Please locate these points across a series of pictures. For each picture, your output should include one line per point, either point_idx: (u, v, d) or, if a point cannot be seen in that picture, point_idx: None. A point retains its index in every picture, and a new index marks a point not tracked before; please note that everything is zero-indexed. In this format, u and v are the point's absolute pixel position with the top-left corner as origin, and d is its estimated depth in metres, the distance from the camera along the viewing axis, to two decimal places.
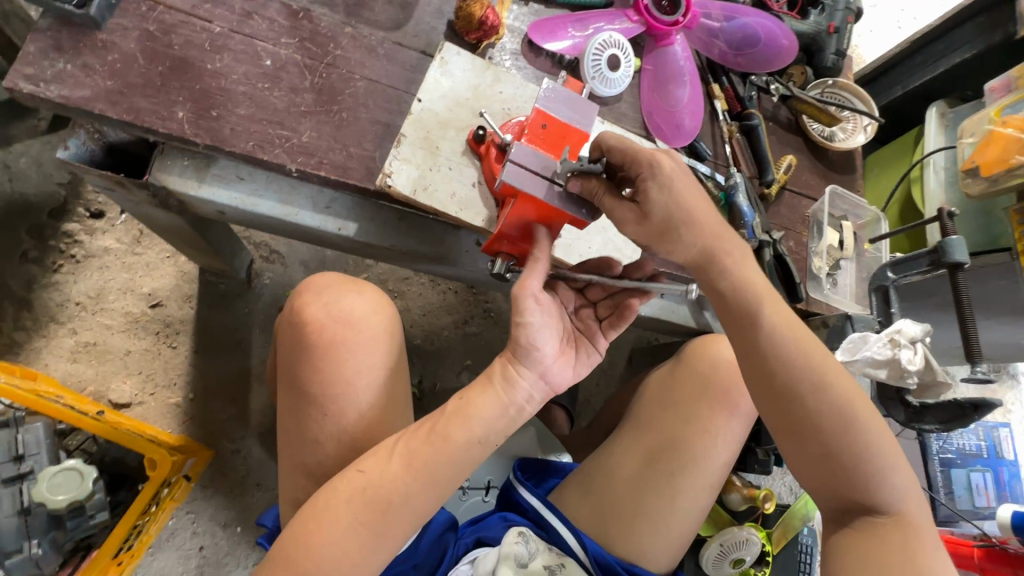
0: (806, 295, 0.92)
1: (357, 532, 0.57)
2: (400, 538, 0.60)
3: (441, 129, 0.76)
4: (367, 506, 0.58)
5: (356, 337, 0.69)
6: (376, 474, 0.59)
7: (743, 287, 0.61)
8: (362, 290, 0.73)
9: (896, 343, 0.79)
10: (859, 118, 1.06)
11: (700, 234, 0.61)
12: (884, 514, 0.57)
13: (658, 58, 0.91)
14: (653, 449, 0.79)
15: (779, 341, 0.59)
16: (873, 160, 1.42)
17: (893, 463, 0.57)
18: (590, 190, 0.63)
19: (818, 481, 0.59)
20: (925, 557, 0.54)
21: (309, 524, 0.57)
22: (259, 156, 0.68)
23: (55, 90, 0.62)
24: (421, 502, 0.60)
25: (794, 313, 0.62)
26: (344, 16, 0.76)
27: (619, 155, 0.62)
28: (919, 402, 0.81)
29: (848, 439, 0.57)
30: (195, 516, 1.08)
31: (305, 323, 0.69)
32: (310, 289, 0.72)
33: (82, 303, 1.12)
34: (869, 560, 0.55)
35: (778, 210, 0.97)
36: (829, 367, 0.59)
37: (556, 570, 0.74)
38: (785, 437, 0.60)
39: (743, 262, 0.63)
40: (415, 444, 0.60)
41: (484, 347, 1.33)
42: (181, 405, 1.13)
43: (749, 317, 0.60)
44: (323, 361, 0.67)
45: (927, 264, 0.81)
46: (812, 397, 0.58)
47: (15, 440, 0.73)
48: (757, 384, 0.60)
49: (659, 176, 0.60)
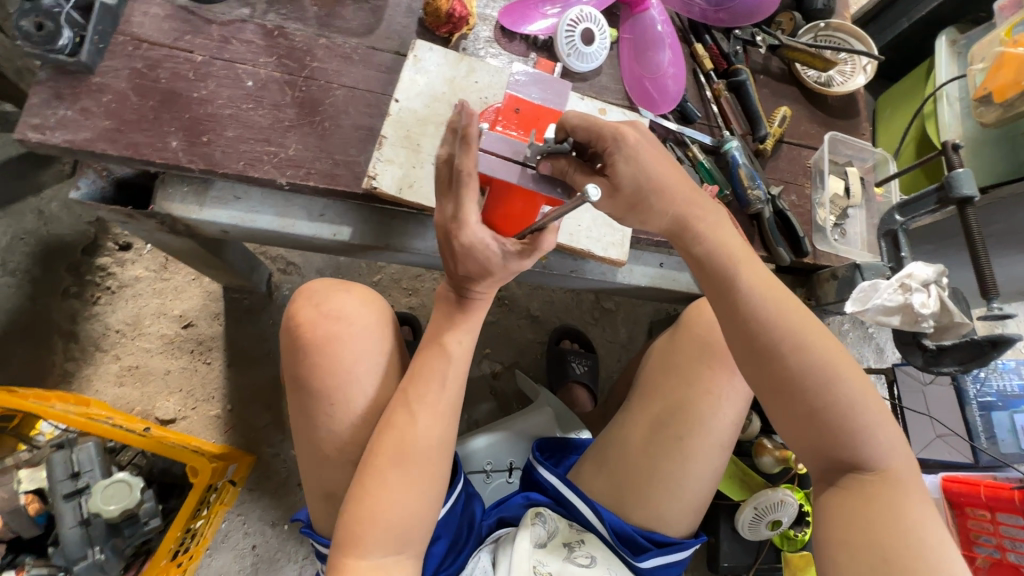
0: (812, 248, 0.90)
1: (411, 486, 0.62)
2: (441, 475, 0.65)
3: (421, 127, 0.78)
4: (413, 462, 0.63)
5: (346, 330, 0.73)
6: (408, 431, 0.63)
7: (719, 252, 0.62)
8: (351, 289, 0.78)
9: (907, 288, 0.76)
10: (857, 58, 1.01)
11: (669, 211, 0.63)
12: (869, 471, 0.56)
13: (635, 25, 0.90)
14: (659, 416, 0.80)
15: (758, 306, 0.59)
16: (884, 101, 1.36)
17: (877, 421, 0.56)
18: (561, 169, 0.64)
19: (803, 439, 0.58)
20: (911, 512, 0.53)
21: (375, 492, 0.61)
22: (251, 174, 0.71)
23: (60, 136, 0.67)
24: (448, 428, 0.66)
25: (773, 276, 0.61)
26: (317, 28, 0.79)
27: (584, 132, 0.62)
28: (936, 344, 0.79)
29: (830, 398, 0.56)
30: (245, 517, 1.16)
31: (298, 325, 0.73)
32: (302, 295, 0.76)
33: (122, 331, 1.20)
34: (855, 516, 0.55)
35: (777, 164, 0.94)
36: (808, 326, 0.58)
37: (576, 546, 0.77)
38: (769, 399, 0.59)
39: (719, 226, 0.64)
40: (420, 395, 0.65)
41: (501, 335, 1.40)
42: (221, 416, 1.20)
43: (728, 282, 0.60)
44: (319, 357, 0.71)
45: (935, 202, 0.78)
46: (793, 356, 0.57)
47: (71, 459, 0.80)
48: (739, 346, 0.60)
49: (625, 149, 0.61)
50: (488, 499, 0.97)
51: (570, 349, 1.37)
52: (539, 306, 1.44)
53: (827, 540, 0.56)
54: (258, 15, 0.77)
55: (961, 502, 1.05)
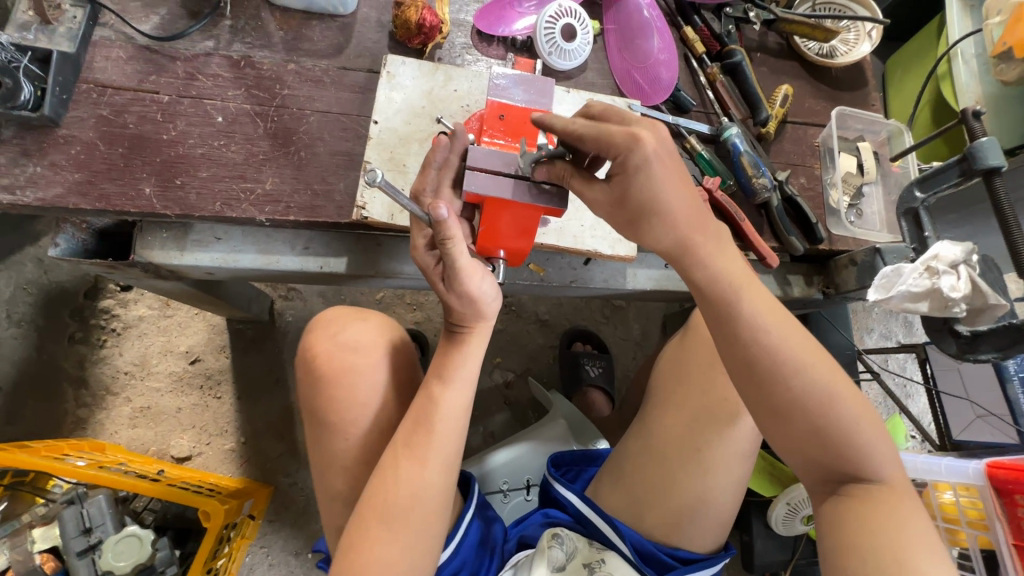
0: (826, 234, 0.85)
1: (395, 542, 0.59)
2: (436, 526, 0.62)
3: (404, 146, 0.74)
4: (398, 515, 0.60)
5: (364, 362, 0.70)
6: (390, 485, 0.61)
7: (719, 275, 0.57)
8: (367, 319, 0.75)
9: (934, 271, 0.71)
10: (861, 24, 0.94)
11: (666, 238, 0.58)
12: (875, 482, 0.54)
13: (620, 14, 0.85)
14: (667, 433, 0.76)
15: (761, 330, 0.55)
16: (895, 63, 1.28)
17: (877, 436, 0.54)
18: (557, 173, 0.60)
19: (808, 457, 0.56)
20: (921, 521, 0.52)
21: (363, 544, 0.59)
22: (228, 215, 0.69)
23: (31, 195, 0.65)
24: (436, 478, 0.62)
25: (773, 296, 0.58)
26: (285, 53, 0.76)
27: (592, 143, 0.56)
28: (971, 330, 0.73)
29: (833, 417, 0.53)
30: (268, 549, 1.15)
31: (315, 357, 0.71)
32: (318, 325, 0.74)
33: (130, 372, 1.20)
34: (866, 524, 0.52)
35: (782, 146, 0.89)
36: (808, 346, 0.55)
37: (596, 568, 0.73)
38: (769, 422, 0.56)
39: (724, 248, 0.59)
40: (409, 438, 0.63)
41: (512, 343, 1.37)
42: (235, 449, 1.20)
43: (728, 303, 0.56)
44: (335, 391, 0.69)
45: (958, 175, 0.72)
46: (795, 379, 0.54)
47: (81, 513, 0.80)
48: (737, 371, 0.57)
49: (642, 154, 0.53)
50: (508, 519, 0.94)
51: (584, 352, 1.33)
52: (548, 309, 1.40)
53: (829, 550, 0.54)
54: (223, 46, 0.74)
55: (1008, 489, 0.85)
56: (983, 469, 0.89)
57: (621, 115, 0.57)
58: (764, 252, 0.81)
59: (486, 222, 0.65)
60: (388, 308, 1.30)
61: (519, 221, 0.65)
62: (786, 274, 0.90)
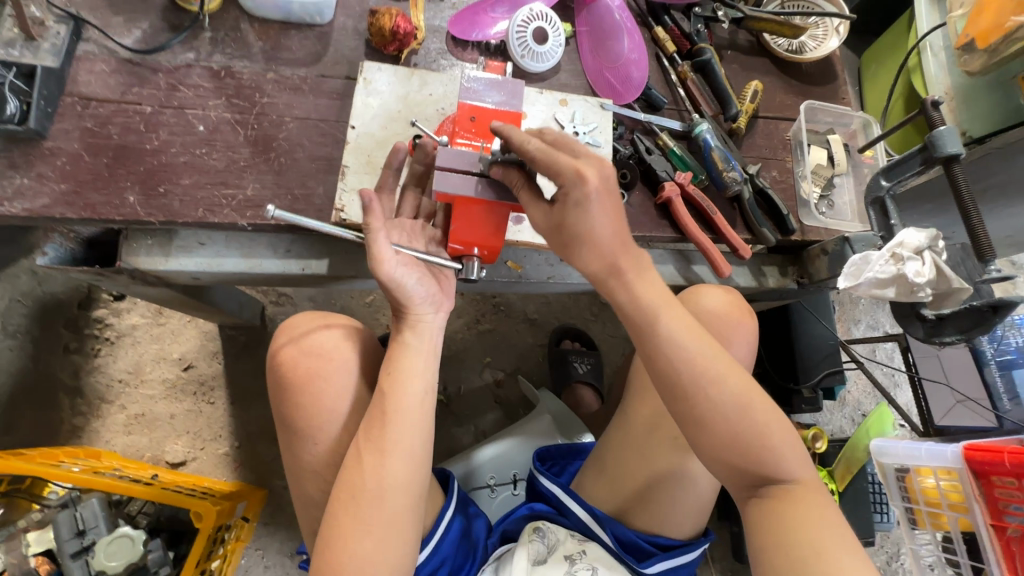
0: (798, 226, 0.87)
1: (370, 535, 0.61)
2: (411, 514, 0.64)
3: (381, 149, 0.76)
4: (370, 506, 0.62)
5: (331, 366, 0.72)
6: (358, 476, 0.62)
7: (641, 300, 0.64)
8: (332, 322, 0.76)
9: (899, 257, 0.72)
10: (828, 20, 0.97)
11: (596, 261, 0.65)
12: (790, 483, 0.59)
13: (592, 15, 0.87)
14: (623, 435, 0.80)
15: (678, 345, 0.61)
16: (869, 58, 1.30)
17: (788, 441, 0.60)
18: (511, 180, 0.63)
19: (729, 465, 0.60)
20: (829, 517, 0.57)
21: (338, 541, 0.60)
22: (211, 220, 0.71)
23: (18, 205, 0.67)
24: (398, 468, 0.64)
25: (692, 318, 0.64)
26: (264, 62, 0.78)
27: (544, 166, 0.60)
28: (936, 314, 0.75)
29: (749, 422, 0.59)
30: (264, 551, 1.17)
31: (281, 365, 0.72)
32: (284, 332, 0.75)
33: (124, 379, 1.22)
34: (784, 525, 0.57)
35: (753, 141, 0.91)
36: (723, 358, 0.62)
37: (577, 558, 0.73)
38: (694, 431, 0.61)
39: (644, 274, 0.65)
40: (371, 433, 0.64)
41: (501, 342, 1.39)
42: (230, 453, 1.21)
43: (649, 325, 0.63)
44: (303, 398, 0.70)
45: (920, 163, 0.74)
46: (713, 389, 0.60)
47: (75, 516, 0.81)
48: (662, 388, 0.62)
49: (582, 189, 0.59)
50: (496, 514, 0.95)
51: (572, 349, 1.34)
52: (536, 308, 1.42)
53: (757, 549, 0.58)
54: (204, 58, 0.76)
55: (985, 470, 0.85)
56: (960, 452, 0.88)
57: (573, 148, 0.62)
58: (736, 244, 0.82)
59: (459, 219, 0.66)
60: (378, 311, 1.32)
61: (484, 220, 0.67)
62: (761, 266, 0.92)
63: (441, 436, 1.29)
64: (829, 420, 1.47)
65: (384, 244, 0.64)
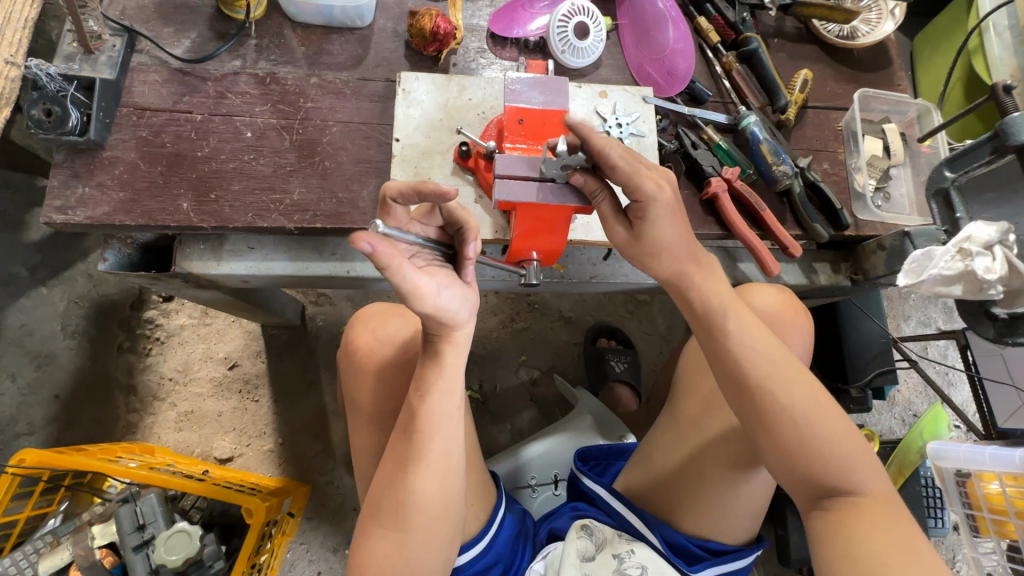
0: (852, 219, 0.83)
1: (389, 537, 0.63)
2: (449, 527, 0.64)
3: (427, 159, 0.76)
4: (393, 516, 0.62)
5: (402, 357, 0.74)
6: (384, 484, 0.64)
7: (707, 297, 0.64)
8: (404, 313, 0.79)
9: (967, 253, 0.68)
10: (882, 2, 0.92)
11: (668, 266, 0.66)
12: (862, 494, 0.57)
13: (633, 7, 0.86)
14: (671, 432, 0.79)
15: (741, 344, 0.61)
16: (923, 40, 1.23)
17: (858, 452, 0.57)
18: (591, 188, 0.62)
19: (792, 472, 0.59)
20: (902, 532, 0.54)
21: (366, 537, 0.64)
22: (260, 225, 0.72)
23: (81, 214, 0.69)
24: (422, 484, 0.62)
25: (759, 322, 0.64)
26: (308, 67, 0.79)
27: (624, 176, 0.59)
28: (1008, 313, 0.71)
29: (815, 429, 0.57)
30: (308, 545, 1.19)
31: (357, 349, 0.76)
32: (359, 321, 0.79)
33: (174, 378, 1.26)
34: (851, 536, 0.54)
35: (803, 133, 0.87)
36: (790, 362, 0.61)
37: (625, 557, 0.72)
38: (759, 435, 0.59)
39: (713, 276, 0.66)
40: (398, 445, 0.64)
41: (536, 340, 1.38)
42: (274, 449, 1.24)
43: (714, 324, 0.63)
44: (371, 379, 0.74)
45: (990, 153, 0.69)
46: (779, 389, 0.58)
47: (136, 511, 0.85)
48: (725, 385, 0.62)
49: (660, 207, 0.61)
50: (537, 513, 0.95)
51: (608, 348, 1.33)
52: (571, 306, 1.41)
53: (823, 560, 0.56)
54: (250, 65, 0.78)
55: None
56: None
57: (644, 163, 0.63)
58: (785, 241, 0.79)
59: (523, 225, 0.66)
60: None
61: (550, 222, 0.66)
62: (811, 262, 0.89)
63: (478, 434, 1.30)
64: (878, 421, 1.41)
65: (419, 277, 0.55)
